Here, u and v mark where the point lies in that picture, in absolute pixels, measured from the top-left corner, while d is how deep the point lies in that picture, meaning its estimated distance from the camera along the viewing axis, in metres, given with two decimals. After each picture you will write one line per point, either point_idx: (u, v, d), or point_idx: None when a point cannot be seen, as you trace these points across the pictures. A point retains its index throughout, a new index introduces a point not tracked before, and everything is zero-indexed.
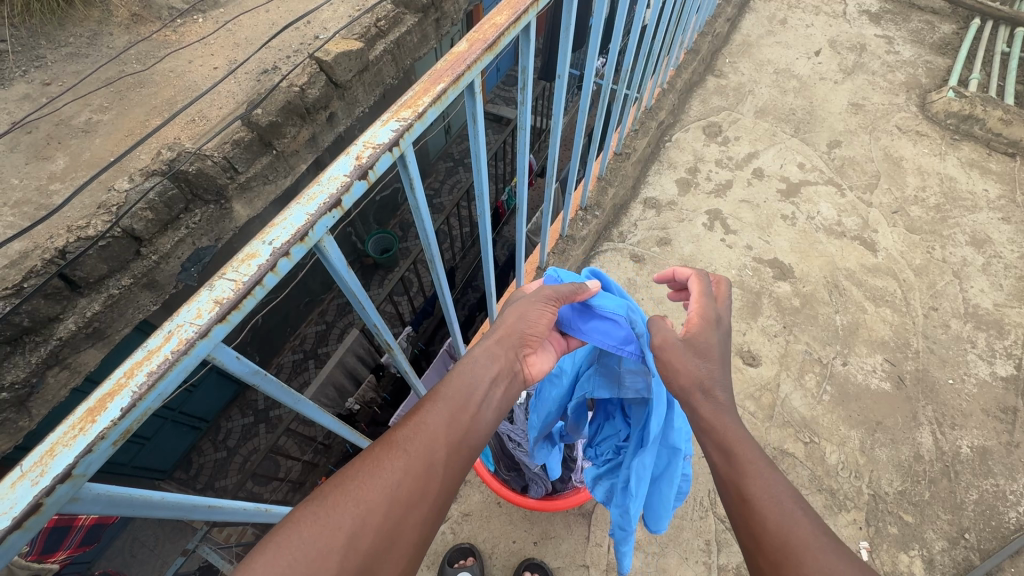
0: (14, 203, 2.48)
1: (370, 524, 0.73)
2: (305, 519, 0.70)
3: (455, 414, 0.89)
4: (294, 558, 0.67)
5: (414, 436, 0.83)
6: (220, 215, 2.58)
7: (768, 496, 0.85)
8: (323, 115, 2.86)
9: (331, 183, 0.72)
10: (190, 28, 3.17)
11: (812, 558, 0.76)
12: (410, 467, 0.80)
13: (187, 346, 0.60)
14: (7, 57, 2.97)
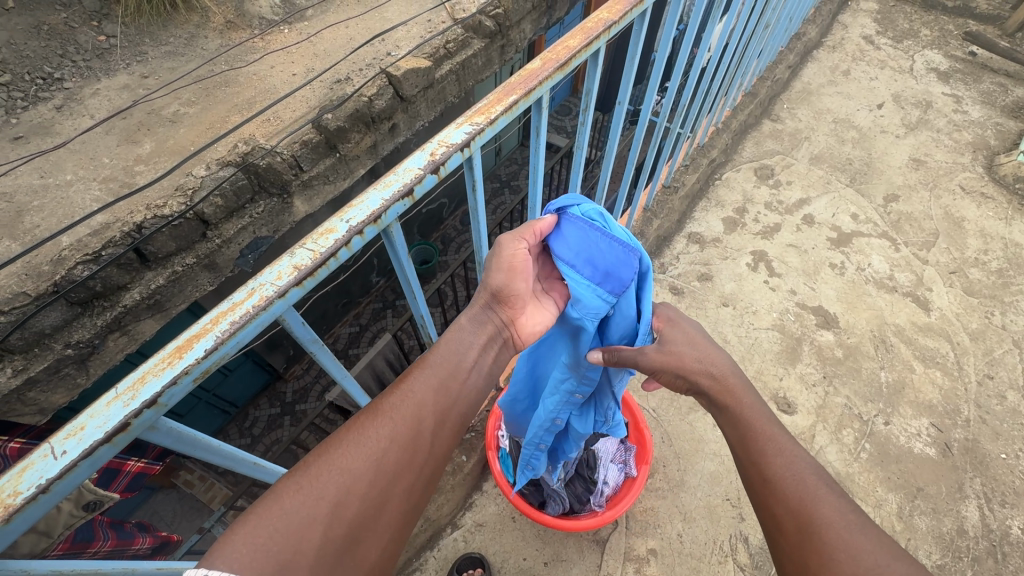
0: (102, 180, 2.72)
1: (353, 492, 0.78)
2: (288, 488, 0.76)
3: (444, 383, 0.94)
4: (275, 528, 0.71)
5: (396, 406, 0.88)
6: (282, 208, 2.74)
7: (784, 470, 0.90)
8: (386, 125, 3.01)
9: (406, 174, 0.79)
10: (276, 37, 3.43)
11: (835, 535, 0.80)
12: (390, 435, 0.84)
13: (267, 302, 0.66)
14: (115, 52, 3.29)
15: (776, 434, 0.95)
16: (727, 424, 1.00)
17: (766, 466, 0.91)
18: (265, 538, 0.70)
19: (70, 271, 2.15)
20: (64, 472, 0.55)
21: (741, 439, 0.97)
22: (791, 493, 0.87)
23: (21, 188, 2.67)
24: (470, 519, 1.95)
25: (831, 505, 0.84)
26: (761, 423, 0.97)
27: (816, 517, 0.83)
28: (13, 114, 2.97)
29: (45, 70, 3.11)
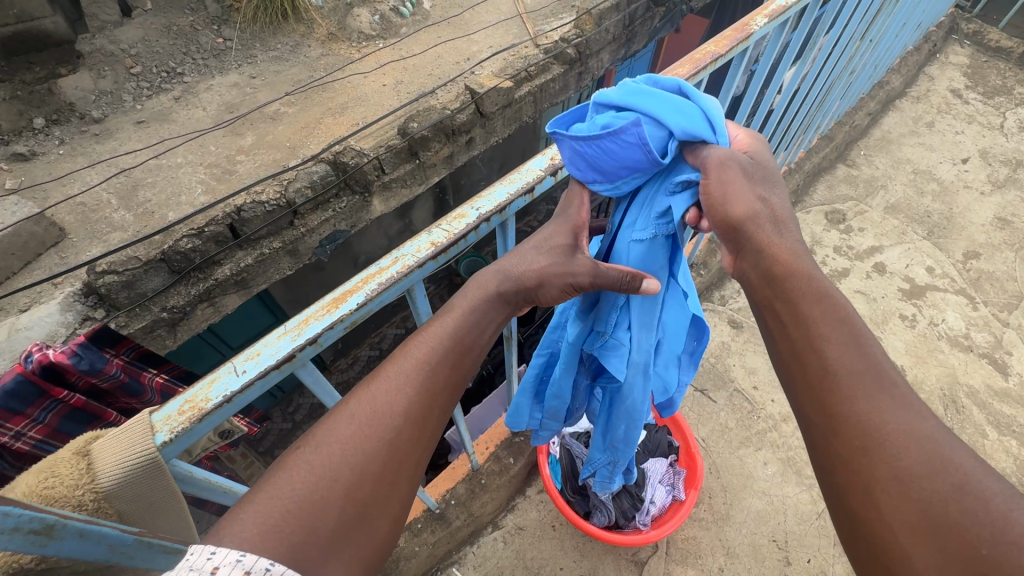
0: (207, 165, 2.99)
1: (368, 471, 0.67)
2: (297, 469, 0.64)
3: (462, 349, 0.80)
4: (287, 511, 0.60)
5: (409, 375, 0.75)
6: (361, 205, 2.93)
7: (854, 362, 0.66)
8: (464, 138, 3.17)
9: (528, 173, 0.88)
10: (371, 49, 3.69)
11: (921, 453, 0.58)
12: (401, 407, 0.72)
13: (408, 270, 0.76)
14: (230, 53, 3.64)
15: (844, 313, 0.71)
16: (774, 300, 0.75)
17: (823, 353, 0.68)
18: (273, 520, 0.59)
19: (175, 243, 2.36)
20: (244, 389, 0.65)
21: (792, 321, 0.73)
22: (861, 397, 0.64)
23: (139, 166, 2.98)
24: (512, 521, 1.99)
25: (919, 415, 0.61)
26: (827, 297, 0.72)
27: (890, 429, 0.61)
28: (139, 101, 3.33)
29: (170, 65, 3.48)
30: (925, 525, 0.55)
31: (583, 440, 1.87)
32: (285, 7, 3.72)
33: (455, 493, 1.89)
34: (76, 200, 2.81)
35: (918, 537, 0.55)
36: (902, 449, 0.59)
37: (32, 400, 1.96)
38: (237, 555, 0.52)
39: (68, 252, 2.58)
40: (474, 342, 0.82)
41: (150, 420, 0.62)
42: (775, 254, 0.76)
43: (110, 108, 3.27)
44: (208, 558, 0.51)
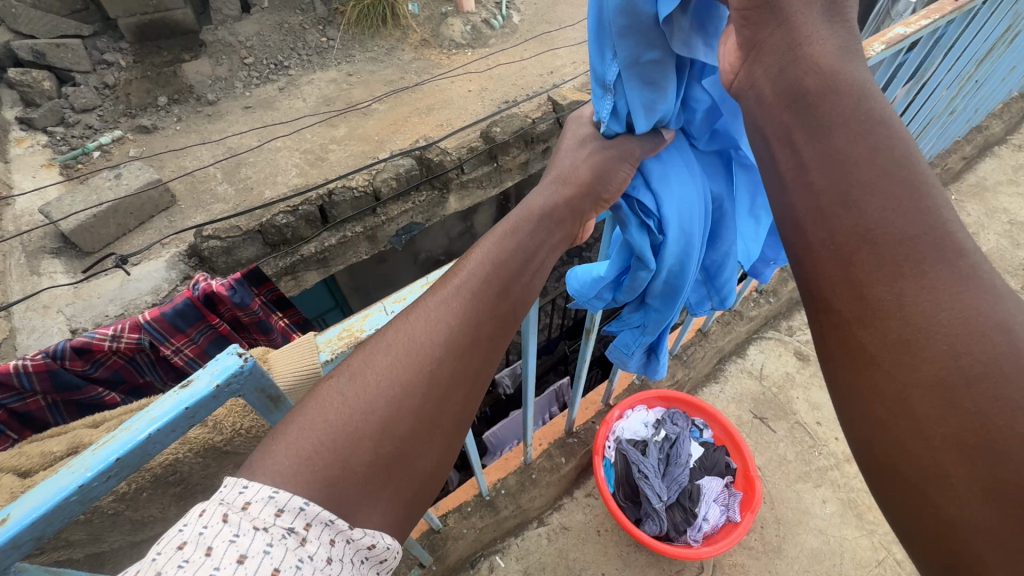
0: (302, 151, 3.23)
1: (407, 404, 0.54)
2: (328, 401, 0.52)
3: (512, 280, 0.67)
4: (319, 445, 0.49)
5: (452, 302, 0.62)
6: (439, 201, 3.05)
7: (893, 195, 0.45)
8: (541, 146, 3.27)
9: None
10: (460, 57, 3.88)
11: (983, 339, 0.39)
12: (450, 334, 0.59)
13: None
14: (331, 51, 3.92)
15: (894, 128, 0.48)
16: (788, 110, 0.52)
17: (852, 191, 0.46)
18: (301, 454, 0.48)
19: (272, 218, 2.57)
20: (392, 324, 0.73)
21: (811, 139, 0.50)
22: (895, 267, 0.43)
23: (244, 147, 3.25)
24: (557, 520, 2.01)
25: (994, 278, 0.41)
26: (871, 109, 0.49)
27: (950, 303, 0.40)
28: (248, 89, 3.64)
29: (278, 59, 3.79)
30: (958, 416, 0.39)
31: (640, 448, 1.86)
32: (385, 13, 3.97)
33: (506, 483, 1.94)
34: (187, 171, 3.09)
35: (964, 456, 0.38)
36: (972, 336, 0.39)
37: (191, 324, 1.59)
38: (270, 491, 0.45)
39: (175, 217, 2.84)
40: (537, 264, 0.72)
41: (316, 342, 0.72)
42: (801, 51, 0.53)
43: (222, 93, 3.58)
44: (238, 493, 0.45)
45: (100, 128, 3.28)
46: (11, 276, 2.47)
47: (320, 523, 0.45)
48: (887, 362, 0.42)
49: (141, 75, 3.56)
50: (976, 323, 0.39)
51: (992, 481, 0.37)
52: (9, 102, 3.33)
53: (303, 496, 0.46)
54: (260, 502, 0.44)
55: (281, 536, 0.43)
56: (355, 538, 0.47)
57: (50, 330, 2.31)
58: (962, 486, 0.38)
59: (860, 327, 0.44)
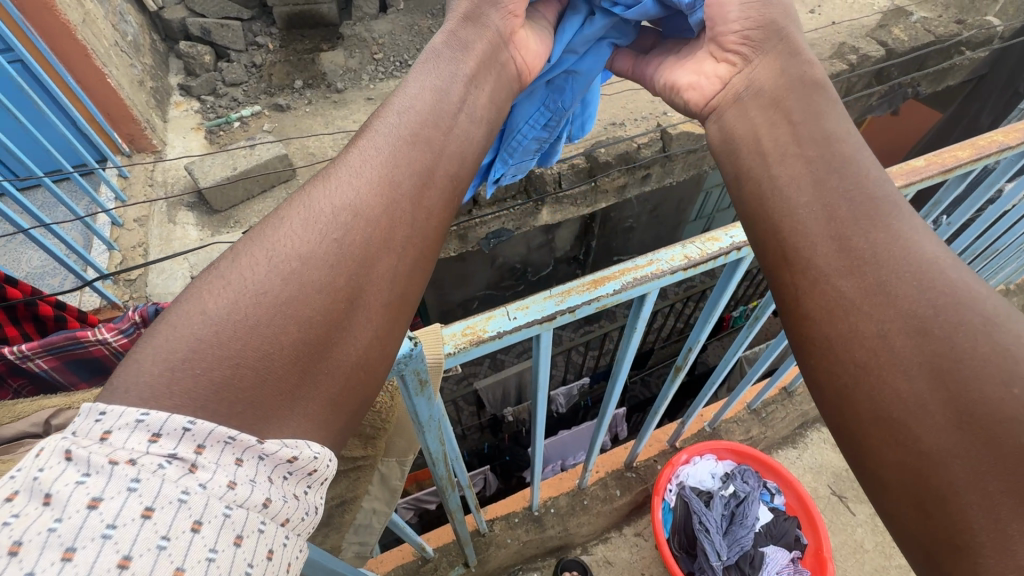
0: None
1: (308, 283, 0.58)
2: (212, 293, 0.55)
3: (403, 168, 0.72)
4: (204, 327, 0.52)
5: (335, 198, 0.66)
6: (532, 211, 3.09)
7: (865, 195, 0.68)
8: (642, 173, 3.24)
9: None
10: None
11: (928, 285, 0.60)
12: (344, 212, 0.65)
13: (661, 272, 0.83)
14: None
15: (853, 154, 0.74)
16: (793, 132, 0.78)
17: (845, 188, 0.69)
18: (175, 357, 0.49)
19: None
20: (511, 329, 0.75)
21: (831, 181, 0.71)
22: (875, 239, 0.64)
23: None
24: (601, 552, 1.97)
25: (956, 281, 0.60)
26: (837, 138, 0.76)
27: (936, 295, 0.59)
28: (373, 82, 3.86)
29: (404, 57, 3.99)
30: (926, 342, 0.57)
31: (703, 498, 1.80)
32: None
33: (556, 502, 1.92)
34: (309, 150, 3.34)
35: (931, 376, 0.56)
36: (942, 318, 0.58)
37: None
38: (137, 416, 0.45)
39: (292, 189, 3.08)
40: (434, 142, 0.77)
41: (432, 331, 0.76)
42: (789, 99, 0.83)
43: (350, 83, 3.82)
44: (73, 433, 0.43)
45: (243, 102, 3.63)
46: (152, 221, 2.77)
47: (208, 440, 0.46)
48: (868, 304, 0.61)
49: (284, 59, 3.91)
50: (924, 277, 0.61)
51: (954, 417, 0.54)
52: (175, 70, 3.78)
53: (180, 415, 0.46)
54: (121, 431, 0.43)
55: (158, 456, 0.43)
56: (265, 448, 0.49)
57: (175, 273, 2.57)
58: (936, 425, 0.54)
59: (846, 281, 0.63)
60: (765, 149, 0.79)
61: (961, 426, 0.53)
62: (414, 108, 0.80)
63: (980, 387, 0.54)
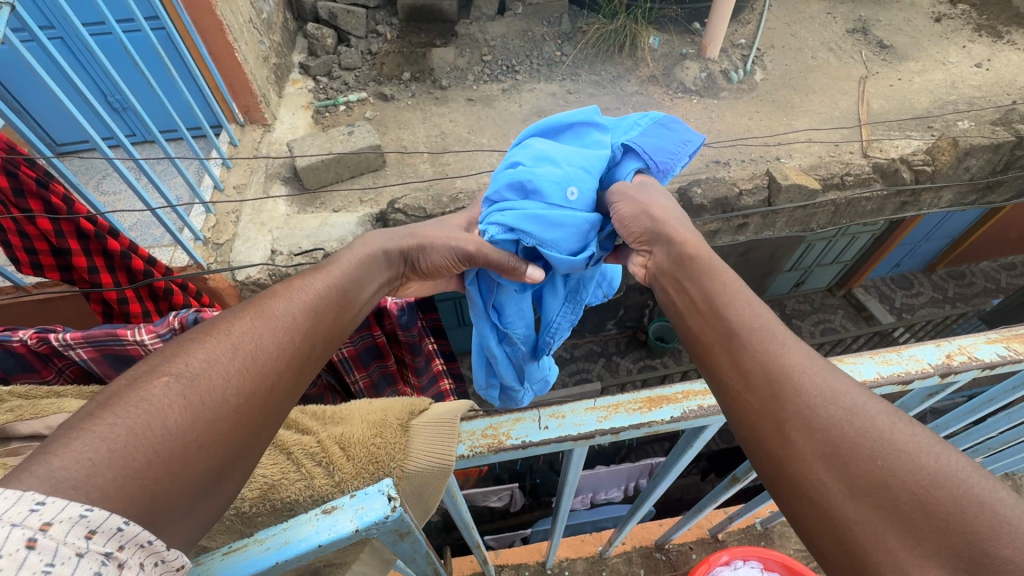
0: (502, 153, 3.32)
1: (247, 403, 0.63)
2: (155, 400, 0.56)
3: (320, 314, 0.82)
4: (154, 430, 0.54)
5: (262, 331, 0.72)
6: None
7: (744, 316, 0.74)
8: (738, 221, 2.98)
9: (911, 362, 0.73)
10: (683, 103, 3.65)
11: (805, 380, 0.62)
12: (276, 340, 0.72)
13: None
14: (563, 64, 3.93)
15: (731, 281, 0.83)
16: (680, 279, 0.89)
17: (727, 317, 0.74)
18: (130, 467, 0.50)
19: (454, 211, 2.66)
20: (539, 441, 0.64)
21: (697, 296, 0.82)
22: (758, 348, 0.68)
23: (454, 133, 3.47)
24: None
25: (820, 380, 0.62)
26: (719, 269, 0.86)
27: (787, 361, 0.65)
28: (477, 83, 3.82)
29: (511, 62, 3.91)
30: (814, 436, 0.58)
31: None
32: (626, 41, 3.88)
33: (572, 566, 1.79)
34: (401, 143, 3.39)
35: (829, 465, 0.56)
36: (822, 415, 0.59)
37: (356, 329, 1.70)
38: (79, 510, 0.43)
39: (378, 180, 3.12)
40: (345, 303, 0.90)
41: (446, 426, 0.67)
42: (679, 241, 0.96)
43: (455, 81, 3.82)
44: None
45: (352, 86, 3.76)
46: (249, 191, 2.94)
47: (134, 544, 0.45)
48: (761, 406, 0.63)
49: (398, 50, 4.01)
50: (799, 378, 0.63)
51: (845, 474, 0.55)
52: (299, 48, 4.00)
53: (118, 514, 0.45)
54: (63, 524, 0.41)
55: (95, 559, 0.42)
56: (172, 558, 0.48)
57: (258, 244, 2.70)
58: (833, 486, 0.55)
59: (742, 391, 0.66)
60: (669, 295, 0.89)
61: (848, 483, 0.54)
62: (329, 283, 0.91)
63: (846, 436, 0.56)
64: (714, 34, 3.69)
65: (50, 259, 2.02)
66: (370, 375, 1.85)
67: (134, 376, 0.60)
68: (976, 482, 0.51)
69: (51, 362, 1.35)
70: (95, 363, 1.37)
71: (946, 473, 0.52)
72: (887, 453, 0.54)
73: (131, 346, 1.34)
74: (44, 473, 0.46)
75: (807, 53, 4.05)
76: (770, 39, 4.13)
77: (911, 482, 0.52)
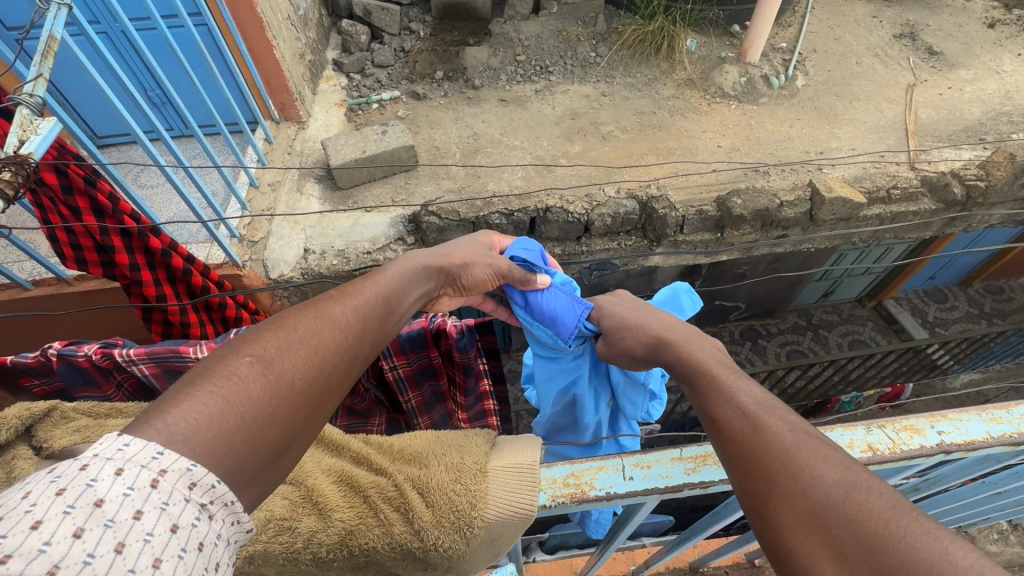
0: (534, 155, 3.27)
1: (296, 389, 0.74)
2: (218, 382, 0.68)
3: (364, 316, 0.95)
4: (223, 404, 0.65)
5: (313, 330, 0.84)
6: (644, 251, 2.85)
7: (729, 399, 0.81)
8: (777, 233, 2.91)
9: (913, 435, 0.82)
10: (721, 108, 3.56)
11: (782, 455, 0.68)
12: (327, 338, 0.84)
13: None
14: (597, 65, 3.84)
15: (729, 368, 0.90)
16: (681, 369, 0.96)
17: (712, 400, 0.82)
18: (209, 434, 0.61)
19: (488, 215, 2.61)
20: (624, 492, 0.74)
21: (693, 378, 0.91)
22: (739, 428, 0.75)
23: (486, 134, 3.43)
24: None
25: (795, 453, 0.68)
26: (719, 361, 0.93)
27: (763, 438, 0.72)
28: (509, 83, 3.77)
29: (545, 63, 3.84)
30: (793, 508, 0.63)
31: None
32: (663, 43, 3.78)
33: None
34: (433, 143, 3.37)
35: (810, 534, 0.60)
36: (797, 487, 0.64)
37: (414, 349, 1.76)
38: (186, 464, 0.57)
39: (410, 179, 3.10)
40: (391, 316, 1.03)
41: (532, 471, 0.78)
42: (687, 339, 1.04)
43: (487, 81, 3.78)
44: (126, 449, 0.55)
45: (385, 84, 3.74)
46: (283, 187, 2.95)
47: (219, 502, 0.59)
48: (751, 480, 0.69)
49: (431, 48, 3.98)
50: (778, 452, 0.69)
51: (811, 545, 0.60)
52: (333, 45, 3.99)
53: (212, 472, 0.59)
54: (176, 473, 0.56)
55: (194, 506, 0.56)
56: (242, 516, 0.62)
57: (291, 242, 2.71)
58: (800, 557, 0.60)
59: (732, 468, 0.72)
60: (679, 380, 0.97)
61: (813, 553, 0.59)
62: (378, 291, 1.04)
63: (810, 506, 0.62)
64: (756, 38, 3.59)
65: (95, 255, 2.04)
66: (423, 395, 1.86)
67: (222, 355, 0.73)
68: (925, 548, 0.54)
69: (111, 376, 1.40)
70: (155, 378, 1.39)
71: (897, 539, 0.55)
72: (850, 521, 0.58)
73: (191, 363, 1.35)
74: (161, 425, 0.60)
75: (851, 58, 3.92)
76: (812, 43, 4.01)
77: (873, 552, 0.55)
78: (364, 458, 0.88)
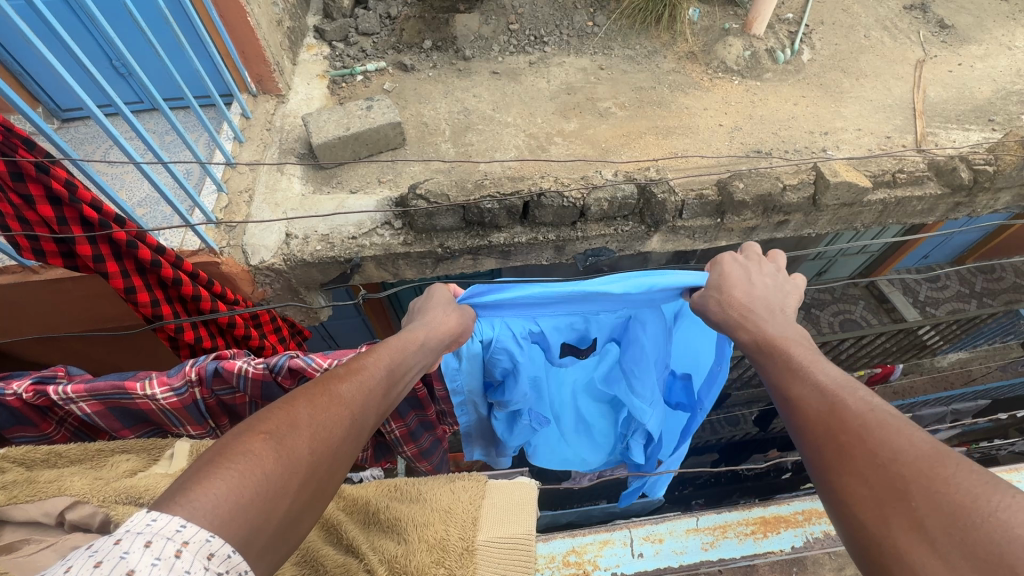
0: (528, 134, 3.11)
1: (314, 470, 0.80)
2: (230, 463, 0.72)
3: (367, 391, 1.00)
4: (242, 481, 0.70)
5: (323, 404, 0.90)
6: (641, 236, 2.74)
7: (810, 385, 0.95)
8: (778, 218, 2.81)
9: (773, 541, 1.62)
10: (723, 84, 3.40)
11: (859, 436, 0.81)
12: (335, 416, 0.89)
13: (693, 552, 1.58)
14: (594, 37, 3.62)
15: (806, 356, 1.04)
16: (762, 354, 1.11)
17: (792, 385, 0.97)
18: (216, 514, 0.65)
19: (480, 199, 2.46)
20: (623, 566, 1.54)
21: (772, 367, 1.06)
22: (822, 414, 0.88)
23: (478, 110, 3.25)
24: None
25: (874, 437, 0.80)
26: (791, 349, 1.07)
27: (849, 420, 0.84)
28: (502, 55, 3.56)
29: (540, 32, 3.61)
30: (873, 486, 0.75)
31: None
32: (663, 12, 3.59)
33: None
34: (422, 119, 3.19)
35: (887, 508, 0.72)
36: (878, 466, 0.76)
37: None
38: (205, 535, 0.62)
39: (397, 159, 2.95)
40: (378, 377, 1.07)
41: (547, 554, 1.54)
42: (763, 329, 1.17)
43: (478, 52, 3.56)
44: (154, 523, 0.59)
45: (370, 54, 3.50)
46: (262, 168, 2.81)
47: (234, 572, 0.62)
48: (834, 463, 0.81)
49: (419, 14, 3.63)
50: (861, 434, 0.81)
51: (888, 516, 0.71)
52: (314, 10, 3.73)
53: (226, 545, 0.63)
54: (197, 544, 0.60)
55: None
56: None
57: (271, 227, 2.56)
58: (877, 525, 0.72)
59: (816, 452, 0.85)
60: (758, 365, 1.11)
61: (890, 520, 0.70)
62: (380, 363, 1.09)
63: (889, 481, 0.73)
64: (762, 9, 3.40)
65: (53, 245, 1.93)
66: (407, 425, 1.71)
67: (235, 434, 0.78)
68: (1018, 524, 0.61)
69: (50, 414, 1.34)
70: (100, 415, 1.33)
71: (988, 514, 0.64)
72: (920, 496, 0.69)
73: (140, 399, 1.29)
74: (182, 503, 0.64)
75: (860, 31, 3.75)
76: (818, 14, 3.81)
77: (951, 526, 0.65)
78: (331, 526, 1.05)
